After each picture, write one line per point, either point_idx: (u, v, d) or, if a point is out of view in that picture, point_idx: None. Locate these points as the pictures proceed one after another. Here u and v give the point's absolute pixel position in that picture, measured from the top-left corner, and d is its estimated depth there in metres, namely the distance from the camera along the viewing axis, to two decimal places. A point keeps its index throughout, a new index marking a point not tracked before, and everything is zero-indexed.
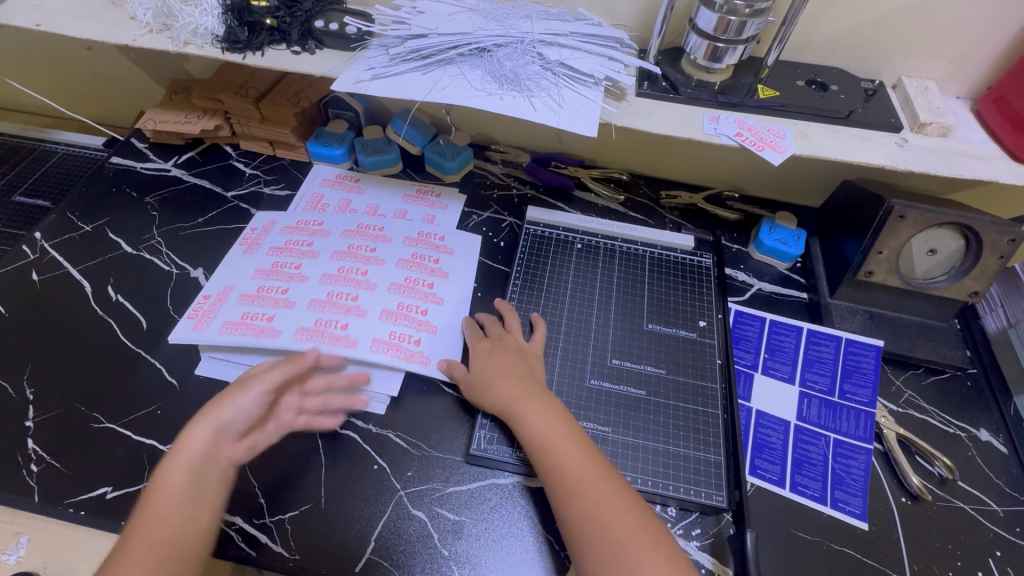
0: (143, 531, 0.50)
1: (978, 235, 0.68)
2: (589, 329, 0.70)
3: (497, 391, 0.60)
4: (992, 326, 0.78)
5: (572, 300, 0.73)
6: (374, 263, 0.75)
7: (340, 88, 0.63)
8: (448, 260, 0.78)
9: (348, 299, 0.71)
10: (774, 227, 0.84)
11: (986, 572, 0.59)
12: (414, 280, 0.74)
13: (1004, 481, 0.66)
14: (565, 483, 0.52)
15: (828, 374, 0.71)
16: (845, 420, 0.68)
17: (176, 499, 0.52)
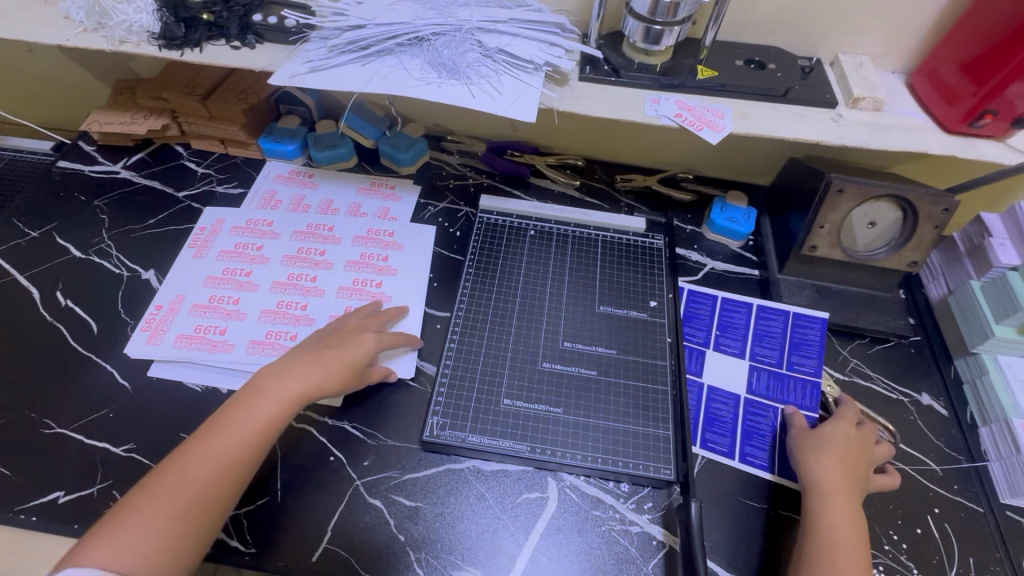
0: (168, 490, 0.49)
1: (914, 207, 0.70)
2: (543, 313, 0.72)
3: (824, 467, 0.57)
4: (935, 294, 0.81)
5: (527, 287, 0.74)
6: (322, 267, 0.76)
7: (277, 82, 0.62)
8: (397, 256, 0.79)
9: (297, 308, 0.72)
10: (725, 206, 0.86)
11: (924, 528, 0.62)
12: (363, 281, 0.75)
13: (943, 442, 0.69)
14: (824, 536, 0.53)
15: (776, 347, 0.73)
16: (793, 390, 0.69)
17: (211, 466, 0.51)
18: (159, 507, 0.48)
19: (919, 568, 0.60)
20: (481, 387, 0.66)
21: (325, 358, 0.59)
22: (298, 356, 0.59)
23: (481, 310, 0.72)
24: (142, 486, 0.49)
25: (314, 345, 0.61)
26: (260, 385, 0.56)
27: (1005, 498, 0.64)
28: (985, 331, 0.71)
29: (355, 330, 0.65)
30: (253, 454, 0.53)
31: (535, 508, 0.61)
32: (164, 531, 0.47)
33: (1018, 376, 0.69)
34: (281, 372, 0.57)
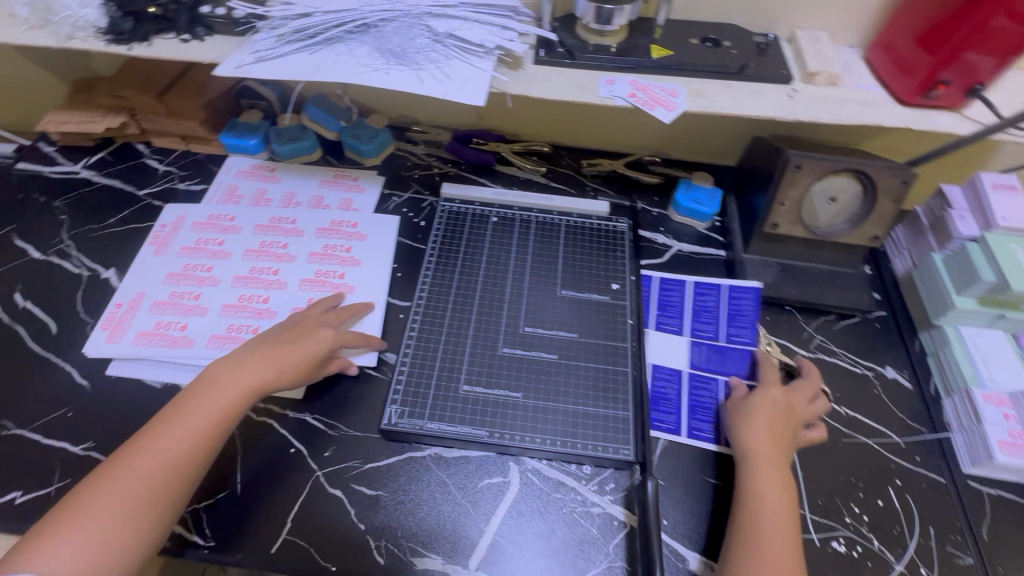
0: (114, 487, 0.49)
1: (873, 180, 0.70)
2: (503, 300, 0.72)
3: (753, 433, 0.59)
4: (900, 268, 0.81)
5: (489, 274, 0.75)
6: (285, 260, 0.76)
7: (222, 73, 0.62)
8: (360, 246, 0.78)
9: (259, 301, 0.72)
10: (690, 187, 0.86)
11: (886, 500, 0.62)
12: (325, 273, 0.75)
13: (906, 414, 0.69)
14: (752, 501, 0.55)
15: (714, 320, 0.73)
16: (732, 361, 0.69)
17: (159, 462, 0.50)
18: (106, 503, 0.48)
19: (879, 539, 0.60)
20: (439, 375, 0.66)
21: (278, 354, 0.59)
22: (250, 352, 0.59)
23: (442, 299, 0.72)
24: (86, 484, 0.49)
25: (269, 340, 0.61)
26: (210, 382, 0.56)
27: (966, 467, 0.65)
28: (946, 303, 0.71)
29: (315, 324, 0.64)
30: (202, 452, 0.53)
31: (496, 493, 0.61)
32: (108, 530, 0.47)
33: (980, 346, 0.69)
34: (234, 366, 0.57)
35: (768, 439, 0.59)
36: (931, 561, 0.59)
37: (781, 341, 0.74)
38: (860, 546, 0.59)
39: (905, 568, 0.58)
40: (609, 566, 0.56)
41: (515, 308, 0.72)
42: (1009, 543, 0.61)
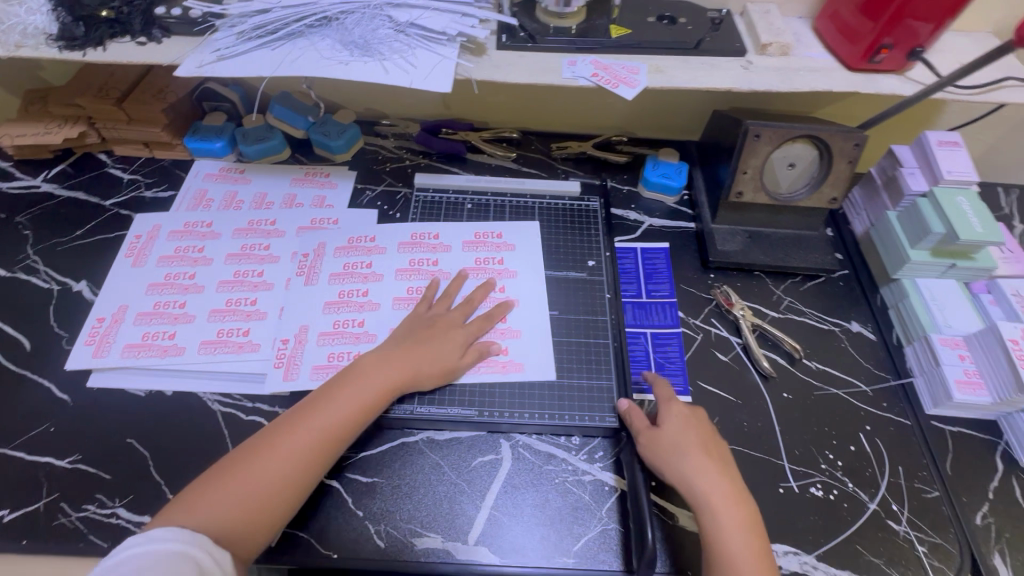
0: (237, 487, 0.51)
1: (828, 145, 0.73)
2: (537, 293, 0.73)
3: (699, 473, 0.56)
4: (859, 228, 0.85)
5: (521, 268, 0.76)
6: (305, 285, 0.72)
7: (184, 74, 0.62)
8: (380, 260, 0.75)
9: (355, 325, 0.69)
10: (657, 163, 0.88)
11: (857, 445, 0.66)
12: (349, 292, 0.72)
13: (872, 364, 0.73)
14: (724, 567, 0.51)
15: (634, 280, 0.78)
16: (654, 315, 0.75)
17: (280, 465, 0.53)
18: (232, 502, 0.50)
19: (853, 482, 0.63)
20: (477, 366, 0.67)
21: (406, 360, 0.62)
22: (377, 357, 0.61)
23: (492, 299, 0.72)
24: (212, 471, 0.53)
25: (395, 346, 0.63)
26: (332, 390, 0.58)
27: (929, 409, 0.69)
28: (902, 257, 0.75)
29: (450, 324, 0.67)
30: (318, 456, 0.55)
31: (489, 472, 0.62)
32: (220, 520, 0.49)
33: (935, 295, 0.74)
34: (367, 370, 0.60)
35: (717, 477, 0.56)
36: (902, 497, 0.63)
37: (753, 305, 0.78)
38: (837, 490, 0.63)
39: (878, 506, 0.62)
40: (604, 529, 0.59)
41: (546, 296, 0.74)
42: (969, 475, 0.65)
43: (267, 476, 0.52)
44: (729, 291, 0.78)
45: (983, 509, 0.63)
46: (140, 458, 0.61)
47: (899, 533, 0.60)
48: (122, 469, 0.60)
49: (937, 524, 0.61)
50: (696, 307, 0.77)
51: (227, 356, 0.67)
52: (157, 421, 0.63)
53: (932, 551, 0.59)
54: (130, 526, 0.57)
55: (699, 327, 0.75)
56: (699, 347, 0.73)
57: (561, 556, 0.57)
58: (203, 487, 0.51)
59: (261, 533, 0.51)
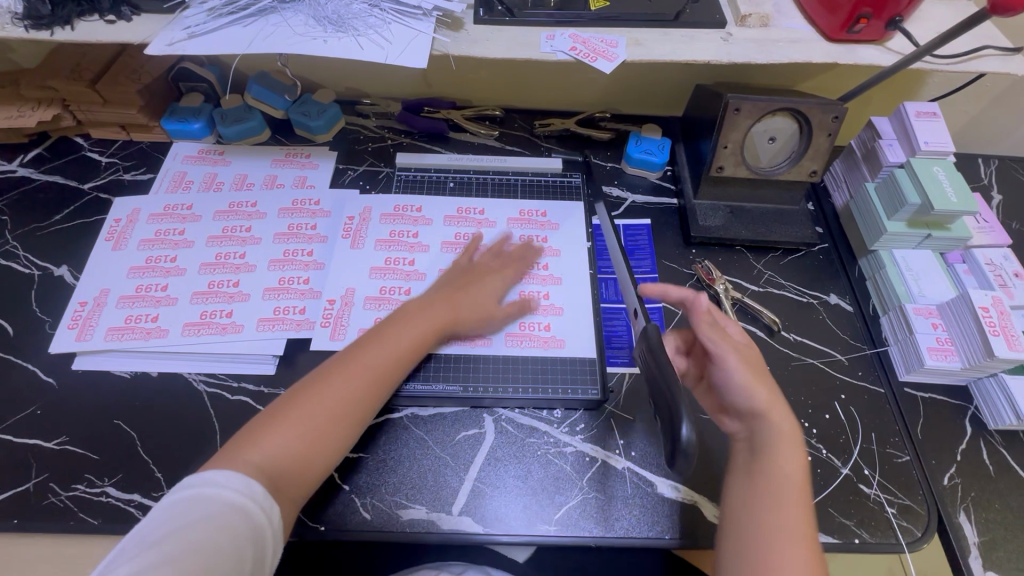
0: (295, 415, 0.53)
1: (807, 118, 0.73)
2: (571, 266, 0.75)
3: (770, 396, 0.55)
4: (839, 201, 0.85)
5: (563, 243, 0.77)
6: (352, 248, 0.75)
7: (154, 52, 0.60)
8: (426, 231, 0.77)
9: (401, 292, 0.71)
10: (640, 139, 0.88)
11: (832, 413, 0.68)
12: (395, 260, 0.74)
13: (849, 335, 0.74)
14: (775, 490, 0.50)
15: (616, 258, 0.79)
16: None
17: (335, 395, 0.55)
18: (291, 429, 0.52)
19: (827, 449, 0.65)
20: (523, 341, 0.68)
21: (450, 306, 0.65)
22: (422, 302, 0.64)
23: (535, 275, 0.74)
24: (264, 413, 0.53)
25: (438, 293, 0.66)
26: (379, 334, 0.61)
27: (902, 375, 0.71)
28: (879, 230, 0.76)
29: (485, 272, 0.70)
30: (373, 394, 0.57)
31: (473, 444, 0.64)
32: (286, 454, 0.51)
33: (911, 266, 0.75)
34: (410, 312, 0.63)
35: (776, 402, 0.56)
36: (873, 462, 0.65)
37: (733, 279, 0.79)
38: (811, 456, 0.65)
39: (850, 470, 0.64)
40: (584, 498, 0.61)
41: (587, 271, 0.75)
42: (939, 439, 0.67)
43: (326, 412, 0.54)
44: (710, 266, 0.78)
45: (951, 470, 0.65)
46: (127, 438, 0.62)
47: (869, 495, 0.63)
48: (111, 449, 0.61)
49: (906, 486, 0.63)
50: (677, 282, 0.78)
51: (210, 337, 0.67)
52: (144, 403, 0.64)
53: (901, 512, 0.62)
54: (120, 504, 0.58)
55: None
56: (679, 322, 0.74)
57: (543, 524, 0.59)
58: (258, 426, 0.52)
59: (319, 468, 0.53)
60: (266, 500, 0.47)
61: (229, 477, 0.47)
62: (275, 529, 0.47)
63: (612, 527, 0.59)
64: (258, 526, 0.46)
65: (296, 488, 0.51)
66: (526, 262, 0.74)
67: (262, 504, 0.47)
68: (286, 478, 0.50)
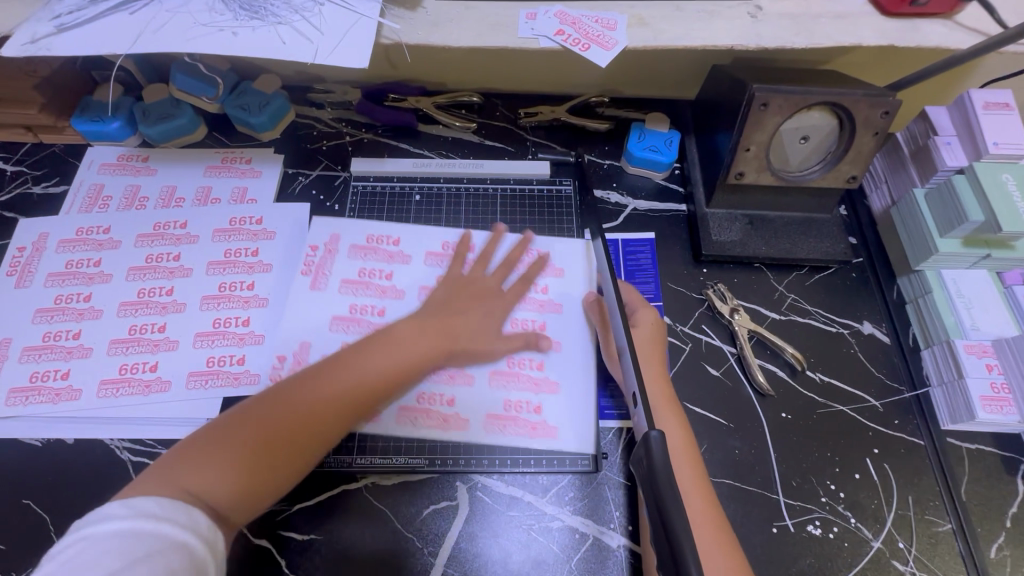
0: (250, 433, 0.45)
1: (851, 115, 0.59)
2: (570, 286, 0.64)
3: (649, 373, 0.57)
4: (878, 206, 0.72)
5: (569, 292, 0.63)
6: (313, 289, 0.61)
7: (10, 52, 0.47)
8: (403, 270, 0.63)
9: (375, 313, 0.60)
10: (644, 133, 0.74)
11: (863, 473, 0.58)
12: (362, 308, 0.60)
13: (884, 374, 0.64)
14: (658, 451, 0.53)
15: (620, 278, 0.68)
16: None
17: (297, 415, 0.47)
18: (242, 449, 0.45)
19: (856, 517, 0.56)
20: (511, 382, 0.58)
21: (442, 332, 0.54)
22: (412, 327, 0.53)
23: (534, 295, 0.63)
24: (221, 422, 0.46)
25: (439, 300, 0.56)
26: (357, 352, 0.50)
27: (946, 424, 0.61)
28: (929, 249, 0.64)
29: (492, 282, 0.59)
30: (340, 422, 0.48)
31: (443, 520, 0.54)
32: (227, 479, 0.44)
33: (963, 291, 0.63)
34: (402, 325, 0.53)
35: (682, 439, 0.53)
36: (910, 533, 0.56)
37: (751, 305, 0.67)
38: (837, 527, 0.56)
39: (882, 544, 0.55)
40: None
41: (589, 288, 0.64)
42: (988, 503, 0.58)
43: (281, 438, 0.46)
44: (724, 290, 0.67)
45: (999, 540, 0.56)
46: (37, 522, 0.53)
47: (904, 574, 0.54)
48: (18, 537, 0.52)
49: (947, 562, 0.55)
50: (685, 311, 0.66)
51: (131, 398, 0.57)
52: (56, 478, 0.55)
53: None
54: None
55: (686, 335, 0.65)
56: (686, 362, 0.63)
57: None
58: (203, 443, 0.45)
59: (263, 497, 0.45)
60: (210, 533, 0.41)
61: (169, 503, 0.40)
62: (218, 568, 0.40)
63: None
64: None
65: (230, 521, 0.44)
66: (531, 280, 0.61)
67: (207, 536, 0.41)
68: (228, 506, 0.43)
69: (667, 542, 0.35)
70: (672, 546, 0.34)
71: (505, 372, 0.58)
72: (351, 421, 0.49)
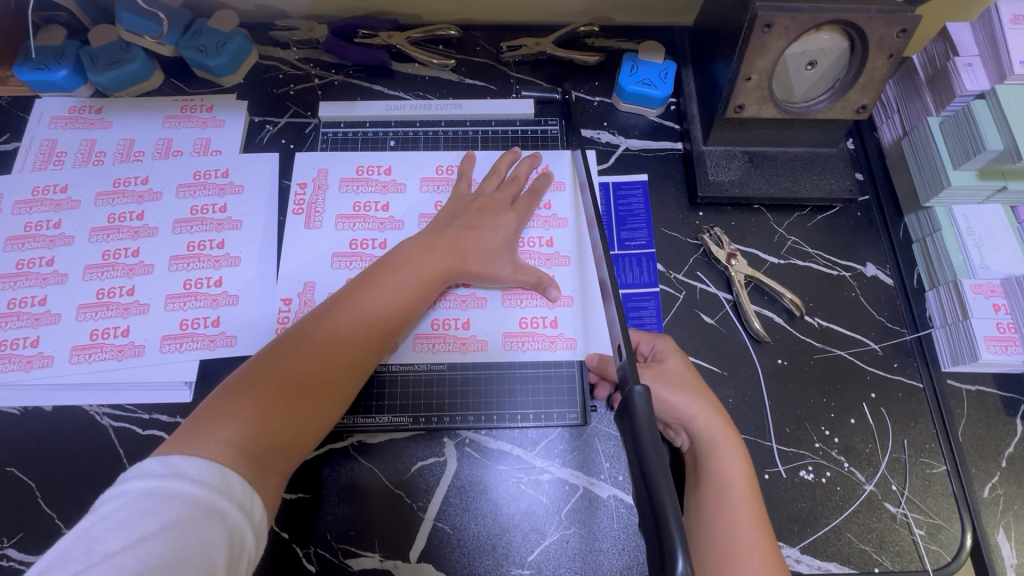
0: (282, 378, 0.44)
1: (863, 34, 0.54)
2: (569, 208, 0.63)
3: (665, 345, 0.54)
4: (887, 137, 0.67)
5: (571, 209, 0.63)
6: (306, 229, 0.60)
7: None
8: (399, 201, 0.62)
9: (376, 247, 0.60)
10: (636, 65, 0.68)
11: (859, 417, 0.57)
12: (362, 243, 0.60)
13: (885, 316, 0.61)
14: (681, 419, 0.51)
15: (629, 228, 0.64)
16: (629, 270, 0.62)
17: (328, 350, 0.47)
18: (280, 393, 0.44)
19: (850, 461, 0.56)
20: (521, 300, 0.59)
21: (455, 250, 0.55)
22: (418, 245, 0.54)
23: (536, 214, 0.63)
24: (244, 374, 0.44)
25: (442, 230, 0.56)
26: (367, 285, 0.51)
27: (946, 366, 0.59)
28: (940, 182, 0.60)
29: (498, 204, 0.59)
30: (370, 353, 0.49)
31: (432, 475, 0.54)
32: (274, 426, 0.43)
33: (974, 228, 0.60)
34: (406, 255, 0.53)
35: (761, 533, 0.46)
36: (903, 476, 0.55)
37: (748, 249, 0.64)
38: (829, 472, 0.55)
39: (875, 487, 0.55)
40: (563, 535, 0.52)
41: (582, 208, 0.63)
42: (984, 444, 0.57)
43: (317, 377, 0.46)
44: (720, 235, 0.63)
45: (993, 479, 0.56)
46: (23, 489, 0.52)
47: (895, 515, 0.54)
48: (5, 504, 0.52)
49: (940, 502, 0.54)
50: (679, 257, 0.63)
51: (104, 363, 0.55)
52: (37, 445, 0.54)
53: (930, 534, 0.53)
54: (24, 568, 0.50)
55: (679, 284, 0.62)
56: (679, 310, 0.61)
57: (512, 566, 0.51)
58: (229, 398, 0.43)
59: (309, 441, 0.45)
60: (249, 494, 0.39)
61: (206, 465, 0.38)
62: (260, 525, 0.39)
63: (595, 565, 0.51)
64: (242, 549, 0.37)
65: (279, 469, 0.43)
66: (539, 191, 0.61)
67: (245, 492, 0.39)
68: (271, 458, 0.42)
69: (654, 520, 0.33)
70: (656, 512, 0.33)
71: (515, 292, 0.59)
72: (379, 352, 0.50)
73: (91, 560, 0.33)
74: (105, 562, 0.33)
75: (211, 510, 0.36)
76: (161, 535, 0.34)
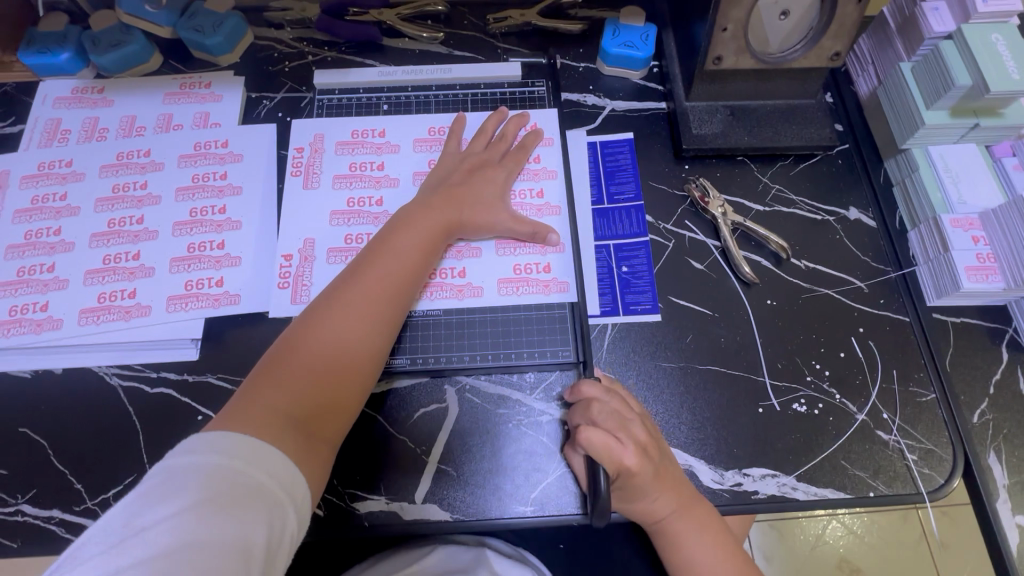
0: (310, 348, 0.48)
1: None
2: (558, 164, 0.65)
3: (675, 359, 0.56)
4: (864, 89, 0.69)
5: (560, 164, 0.65)
6: (305, 189, 0.62)
7: None
8: (394, 162, 0.64)
9: (373, 204, 0.62)
10: (618, 29, 0.70)
11: (848, 351, 0.59)
12: (359, 202, 0.62)
13: (870, 256, 0.63)
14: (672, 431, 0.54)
15: (617, 182, 0.66)
16: (620, 222, 0.64)
17: (349, 316, 0.49)
18: (311, 361, 0.47)
19: (841, 393, 0.57)
20: (514, 248, 0.61)
21: (452, 204, 0.57)
22: (418, 205, 0.57)
23: (527, 170, 0.64)
24: (278, 349, 0.48)
25: (436, 188, 0.59)
26: (375, 250, 0.53)
27: (931, 301, 0.61)
28: (915, 122, 0.62)
29: (487, 162, 0.62)
30: (390, 315, 0.52)
31: (433, 421, 0.55)
32: (312, 392, 0.46)
33: (950, 166, 0.62)
34: (407, 218, 0.56)
35: (717, 552, 0.51)
36: (894, 404, 0.57)
37: (734, 199, 0.66)
38: (822, 404, 0.56)
39: (867, 416, 0.56)
40: (564, 474, 0.53)
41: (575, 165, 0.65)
42: (972, 371, 0.58)
43: (343, 343, 0.49)
44: (705, 185, 0.65)
45: (982, 406, 0.57)
46: (35, 447, 0.54)
47: (888, 442, 0.55)
48: (18, 462, 0.53)
49: (931, 428, 0.56)
50: (667, 208, 0.65)
51: (112, 324, 0.56)
52: (49, 406, 0.55)
53: (923, 458, 0.55)
54: (39, 522, 0.51)
55: (669, 233, 0.64)
56: (669, 257, 0.63)
57: (517, 505, 0.52)
58: (267, 372, 0.47)
59: (348, 405, 0.48)
60: (290, 465, 0.41)
61: (244, 440, 0.40)
62: (306, 499, 0.41)
63: None
64: (284, 524, 0.38)
65: (324, 435, 0.46)
66: (528, 149, 0.64)
67: (294, 462, 0.42)
68: (314, 425, 0.45)
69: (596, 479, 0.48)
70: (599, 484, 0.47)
71: (508, 241, 0.61)
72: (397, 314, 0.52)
73: (130, 533, 0.34)
74: (142, 536, 0.34)
75: (256, 490, 0.38)
76: (196, 507, 0.35)
